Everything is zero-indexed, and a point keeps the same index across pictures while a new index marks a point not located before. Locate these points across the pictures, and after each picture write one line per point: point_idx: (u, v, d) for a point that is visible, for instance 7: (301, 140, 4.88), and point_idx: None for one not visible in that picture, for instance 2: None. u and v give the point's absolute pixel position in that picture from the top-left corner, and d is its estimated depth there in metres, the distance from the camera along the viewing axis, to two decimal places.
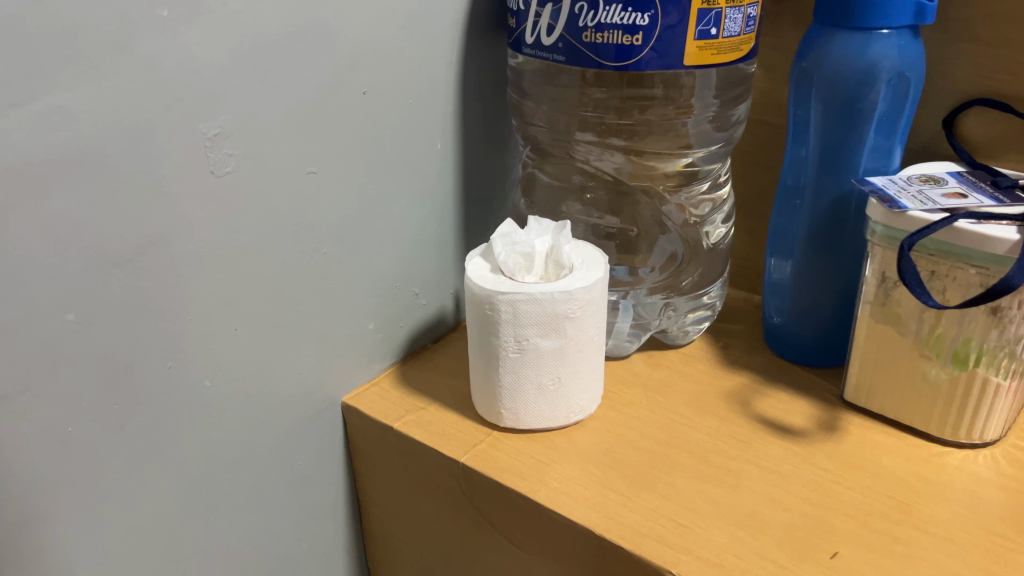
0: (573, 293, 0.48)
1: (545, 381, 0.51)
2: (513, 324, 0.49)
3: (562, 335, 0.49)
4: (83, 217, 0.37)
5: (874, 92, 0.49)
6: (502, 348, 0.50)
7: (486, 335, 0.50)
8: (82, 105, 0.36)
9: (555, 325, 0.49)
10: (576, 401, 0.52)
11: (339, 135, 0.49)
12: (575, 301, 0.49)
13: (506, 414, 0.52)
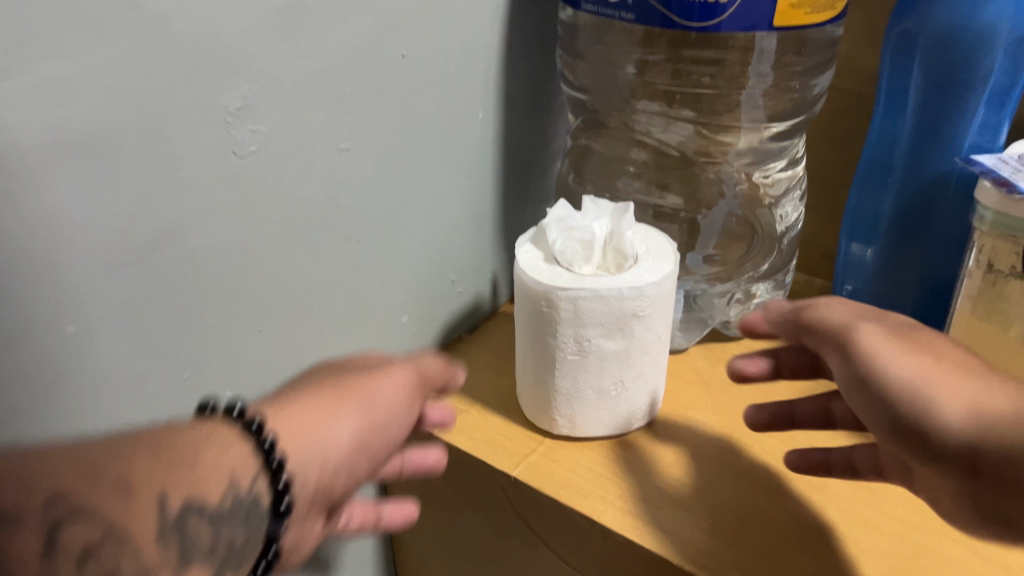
0: (642, 289, 0.42)
1: (606, 385, 0.45)
2: (574, 324, 0.43)
3: (626, 336, 0.44)
4: (86, 212, 0.31)
5: (989, 59, 0.43)
6: (560, 350, 0.44)
7: (542, 334, 0.44)
8: (84, 76, 0.29)
9: (619, 325, 0.43)
10: (638, 406, 0.47)
11: (375, 105, 0.42)
12: (641, 298, 0.43)
13: (561, 420, 0.46)
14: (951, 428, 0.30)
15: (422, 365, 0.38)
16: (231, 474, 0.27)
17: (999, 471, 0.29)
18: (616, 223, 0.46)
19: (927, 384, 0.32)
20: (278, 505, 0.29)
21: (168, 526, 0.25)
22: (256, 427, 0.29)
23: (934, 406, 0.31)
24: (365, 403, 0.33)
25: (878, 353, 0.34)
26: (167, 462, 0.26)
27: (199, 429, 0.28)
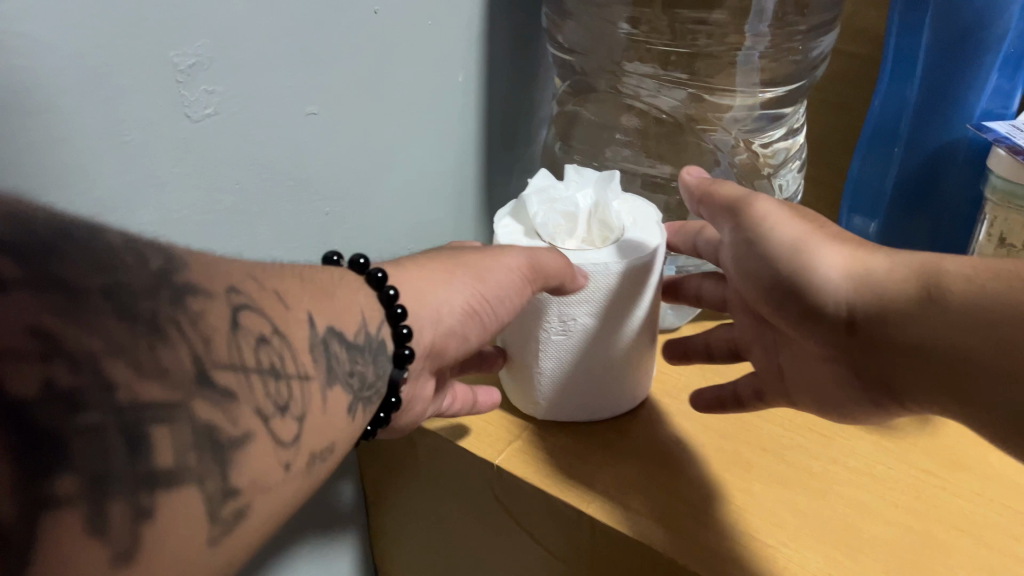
0: (632, 263, 0.39)
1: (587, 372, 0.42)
2: (559, 303, 0.39)
3: (611, 316, 0.41)
4: (15, 181, 0.28)
5: (1005, 17, 0.40)
6: (543, 331, 0.41)
7: (524, 314, 0.41)
8: (11, 26, 0.26)
9: (601, 307, 0.40)
10: (620, 393, 0.44)
11: (346, 66, 0.39)
12: (625, 275, 0.39)
13: (538, 403, 0.44)
14: (826, 280, 0.34)
15: (546, 259, 0.37)
16: (360, 316, 0.31)
17: (867, 322, 0.33)
18: (600, 193, 0.42)
19: (813, 244, 0.35)
20: (402, 347, 0.32)
21: (319, 342, 0.28)
22: (390, 294, 0.33)
23: (813, 261, 0.34)
24: (540, 277, 0.37)
25: (771, 218, 0.36)
26: (313, 278, 0.30)
27: (333, 270, 0.33)
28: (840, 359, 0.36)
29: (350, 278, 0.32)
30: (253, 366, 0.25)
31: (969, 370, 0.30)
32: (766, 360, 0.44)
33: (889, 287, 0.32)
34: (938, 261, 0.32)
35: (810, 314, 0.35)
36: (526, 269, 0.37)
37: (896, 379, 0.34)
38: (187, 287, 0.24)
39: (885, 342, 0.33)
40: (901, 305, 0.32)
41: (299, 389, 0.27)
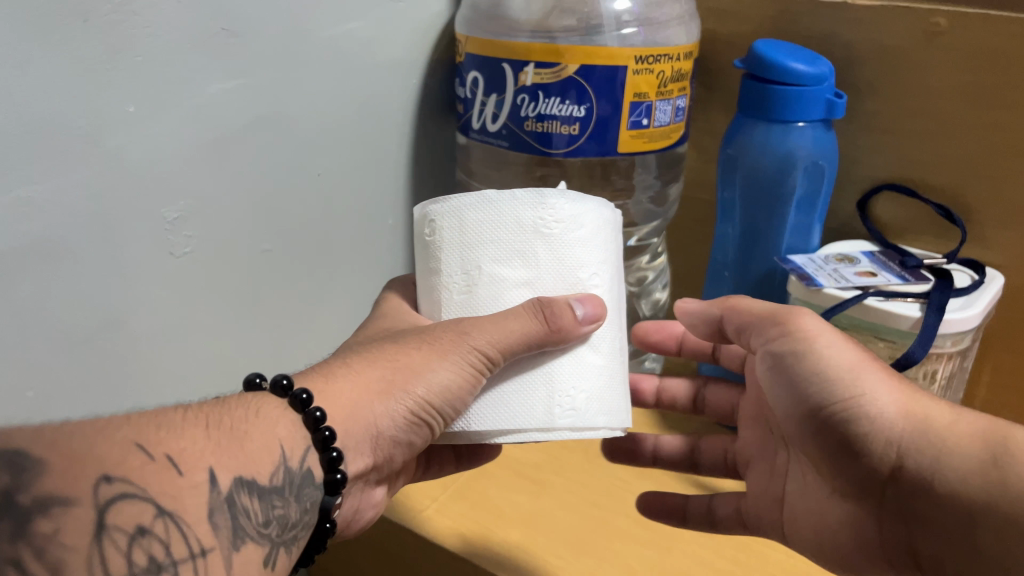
0: (546, 198, 0.38)
1: (551, 390, 0.38)
2: (465, 243, 0.39)
3: (579, 306, 0.38)
4: (46, 300, 0.40)
5: (794, 178, 0.54)
6: (450, 287, 0.40)
7: (431, 271, 0.40)
8: (52, 196, 0.38)
9: (523, 247, 0.38)
10: (590, 404, 0.38)
11: (294, 213, 0.52)
12: (559, 205, 0.38)
13: (479, 428, 0.38)
14: (885, 418, 0.37)
15: (521, 320, 0.37)
16: (280, 446, 0.35)
17: (918, 465, 0.36)
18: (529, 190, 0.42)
19: (872, 376, 0.38)
20: (332, 474, 0.37)
21: (220, 501, 0.32)
22: (316, 418, 0.36)
23: (868, 395, 0.38)
24: (501, 344, 0.37)
25: (822, 339, 0.40)
26: (223, 422, 0.34)
27: (252, 403, 0.36)
28: (864, 492, 0.40)
29: (275, 413, 0.36)
30: (123, 570, 0.28)
31: (1017, 547, 0.34)
32: (767, 483, 0.48)
33: (950, 444, 0.36)
34: (1001, 428, 0.36)
35: (852, 451, 0.39)
36: (500, 322, 0.37)
37: (921, 529, 0.38)
38: (39, 504, 0.27)
39: (925, 486, 0.36)
40: (960, 460, 0.36)
41: (194, 564, 0.30)
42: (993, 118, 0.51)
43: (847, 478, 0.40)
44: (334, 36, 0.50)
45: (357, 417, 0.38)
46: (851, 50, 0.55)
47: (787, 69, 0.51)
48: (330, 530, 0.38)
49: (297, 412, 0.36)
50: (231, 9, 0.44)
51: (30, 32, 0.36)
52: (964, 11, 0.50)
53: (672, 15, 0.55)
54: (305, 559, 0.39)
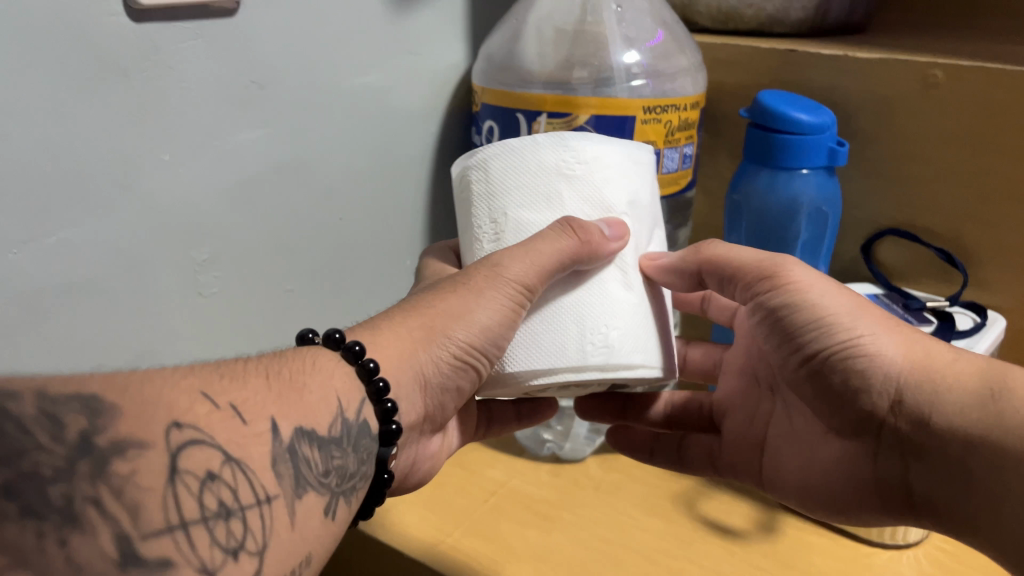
0: (567, 141, 0.41)
1: (583, 327, 0.39)
2: (493, 191, 0.42)
3: (605, 227, 0.41)
4: (80, 335, 0.42)
5: (798, 223, 0.57)
6: (482, 237, 0.42)
7: (467, 225, 0.43)
8: (90, 238, 0.41)
9: (547, 188, 0.41)
10: (625, 338, 0.40)
11: (314, 255, 0.54)
12: (581, 144, 0.41)
13: (518, 372, 0.40)
14: (880, 358, 0.39)
15: (552, 240, 0.39)
16: (336, 399, 0.37)
17: (916, 400, 0.38)
18: None
19: (869, 321, 0.41)
20: (388, 425, 0.38)
21: (283, 452, 0.33)
22: (370, 368, 0.38)
23: (863, 336, 0.40)
24: (537, 269, 0.39)
25: (813, 288, 0.42)
26: (282, 374, 0.35)
27: (308, 356, 0.38)
28: (861, 431, 0.42)
29: (331, 364, 0.38)
30: (196, 515, 0.28)
31: (1004, 478, 0.35)
32: (745, 429, 0.54)
33: (943, 378, 0.38)
34: (994, 366, 0.38)
35: (847, 390, 0.41)
36: (532, 246, 0.39)
37: (914, 465, 0.40)
38: (114, 447, 0.27)
39: (922, 420, 0.38)
40: (956, 393, 0.38)
41: (261, 509, 0.31)
42: (987, 166, 0.53)
43: (843, 418, 0.42)
44: (354, 86, 0.53)
45: (405, 369, 0.40)
46: (850, 100, 0.57)
47: (790, 119, 0.53)
48: (389, 482, 0.40)
49: (350, 361, 0.38)
50: (260, 63, 0.47)
51: (73, 85, 0.38)
52: (958, 64, 0.53)
53: (680, 68, 0.58)
54: (364, 514, 0.40)
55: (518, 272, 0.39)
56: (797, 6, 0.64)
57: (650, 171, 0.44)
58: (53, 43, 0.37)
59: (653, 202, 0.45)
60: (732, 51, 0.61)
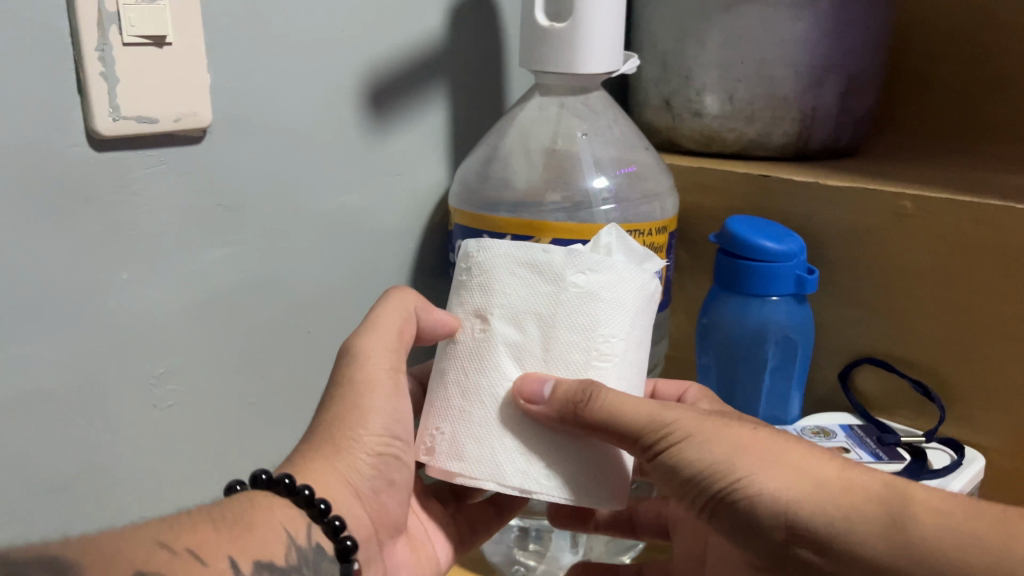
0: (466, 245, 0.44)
1: (468, 431, 0.41)
2: None
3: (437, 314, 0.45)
4: (28, 449, 0.43)
5: (766, 348, 0.56)
6: None
7: None
8: (42, 354, 0.42)
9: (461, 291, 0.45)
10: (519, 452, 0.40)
11: (281, 370, 0.55)
12: (501, 245, 0.42)
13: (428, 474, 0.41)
14: (768, 498, 0.37)
15: (390, 316, 0.45)
16: (284, 530, 0.38)
17: (813, 536, 0.36)
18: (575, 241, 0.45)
19: (748, 455, 0.38)
20: (342, 541, 0.39)
21: None
22: (307, 496, 0.39)
23: (746, 477, 0.37)
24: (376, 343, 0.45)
25: (694, 434, 0.39)
26: (227, 516, 0.37)
27: (241, 501, 0.39)
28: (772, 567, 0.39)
29: (269, 500, 0.39)
30: None
31: None
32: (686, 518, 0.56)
33: (838, 510, 0.36)
34: (889, 484, 0.36)
35: (747, 529, 0.38)
36: (378, 321, 0.45)
37: None
38: None
39: (823, 553, 0.36)
40: (858, 528, 0.35)
41: None
42: (962, 300, 0.52)
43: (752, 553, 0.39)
44: (327, 207, 0.55)
45: (332, 473, 0.41)
46: (824, 228, 0.57)
47: (757, 246, 0.53)
48: None
49: (285, 492, 0.39)
50: (228, 188, 0.49)
51: (33, 211, 0.41)
52: (927, 197, 0.52)
53: (652, 190, 0.59)
54: None
55: (365, 345, 0.44)
56: (779, 131, 0.65)
57: (612, 272, 0.41)
58: (11, 171, 0.40)
59: (620, 305, 0.40)
60: (713, 175, 0.62)
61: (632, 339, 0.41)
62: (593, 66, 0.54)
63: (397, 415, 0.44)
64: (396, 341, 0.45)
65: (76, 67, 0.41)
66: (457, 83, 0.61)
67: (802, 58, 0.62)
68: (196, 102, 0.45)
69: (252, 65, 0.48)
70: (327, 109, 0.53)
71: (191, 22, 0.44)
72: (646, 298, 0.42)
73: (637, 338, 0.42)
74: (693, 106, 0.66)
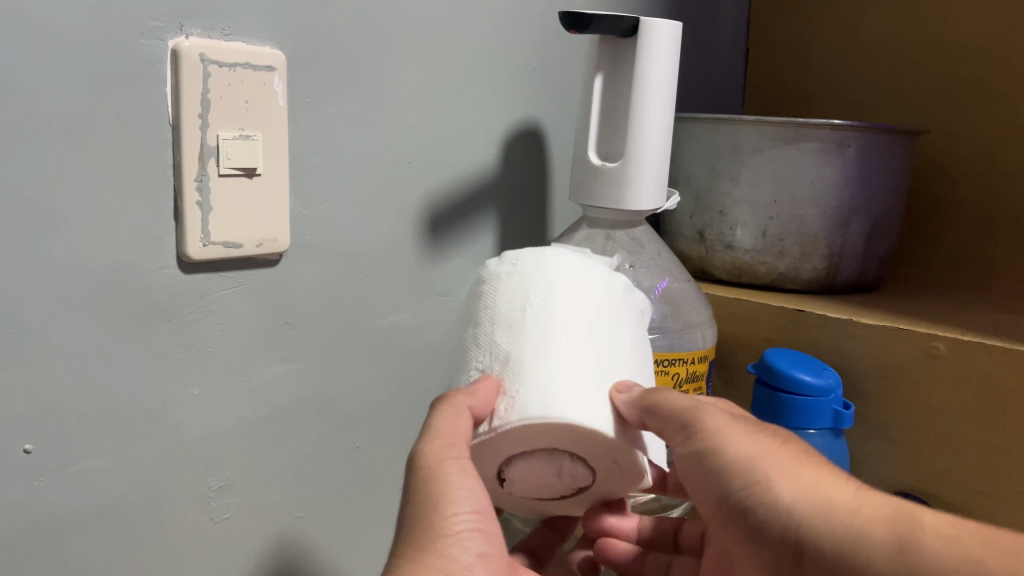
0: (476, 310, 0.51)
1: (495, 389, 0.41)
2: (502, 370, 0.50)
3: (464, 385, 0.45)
4: (88, 560, 0.43)
5: None
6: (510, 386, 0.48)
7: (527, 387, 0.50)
8: (110, 466, 0.43)
9: None
10: (541, 384, 0.39)
11: (329, 483, 0.56)
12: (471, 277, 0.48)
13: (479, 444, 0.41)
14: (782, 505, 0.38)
15: (442, 420, 0.40)
16: None
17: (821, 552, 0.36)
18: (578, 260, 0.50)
19: (777, 463, 0.39)
20: None
21: None
22: None
23: (767, 482, 0.38)
24: (435, 441, 0.41)
25: (728, 432, 0.41)
26: None
27: None
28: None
29: None
30: None
31: None
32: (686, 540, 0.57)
33: (856, 519, 0.36)
34: (917, 512, 0.36)
35: (763, 535, 0.39)
36: (433, 427, 0.41)
37: None
38: None
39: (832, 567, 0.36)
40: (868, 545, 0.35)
41: None
42: (990, 438, 0.54)
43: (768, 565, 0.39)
44: (382, 326, 0.57)
45: None
46: (857, 363, 0.60)
47: (795, 380, 0.55)
48: None
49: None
50: (295, 307, 0.51)
51: (121, 328, 0.43)
52: (956, 338, 0.54)
53: (692, 321, 0.61)
54: None
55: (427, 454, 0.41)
56: (809, 266, 0.68)
57: (533, 260, 0.45)
58: (104, 291, 0.42)
59: (542, 275, 0.44)
60: (748, 307, 0.65)
61: (566, 295, 0.43)
62: (643, 200, 0.57)
63: (478, 494, 0.40)
64: (451, 442, 0.40)
65: (175, 195, 0.43)
66: (506, 210, 0.64)
67: (829, 199, 0.66)
68: (276, 227, 0.48)
69: (325, 192, 0.51)
70: (388, 231, 0.56)
71: (277, 155, 0.47)
72: (583, 272, 0.45)
73: (576, 295, 0.43)
74: (725, 238, 0.70)
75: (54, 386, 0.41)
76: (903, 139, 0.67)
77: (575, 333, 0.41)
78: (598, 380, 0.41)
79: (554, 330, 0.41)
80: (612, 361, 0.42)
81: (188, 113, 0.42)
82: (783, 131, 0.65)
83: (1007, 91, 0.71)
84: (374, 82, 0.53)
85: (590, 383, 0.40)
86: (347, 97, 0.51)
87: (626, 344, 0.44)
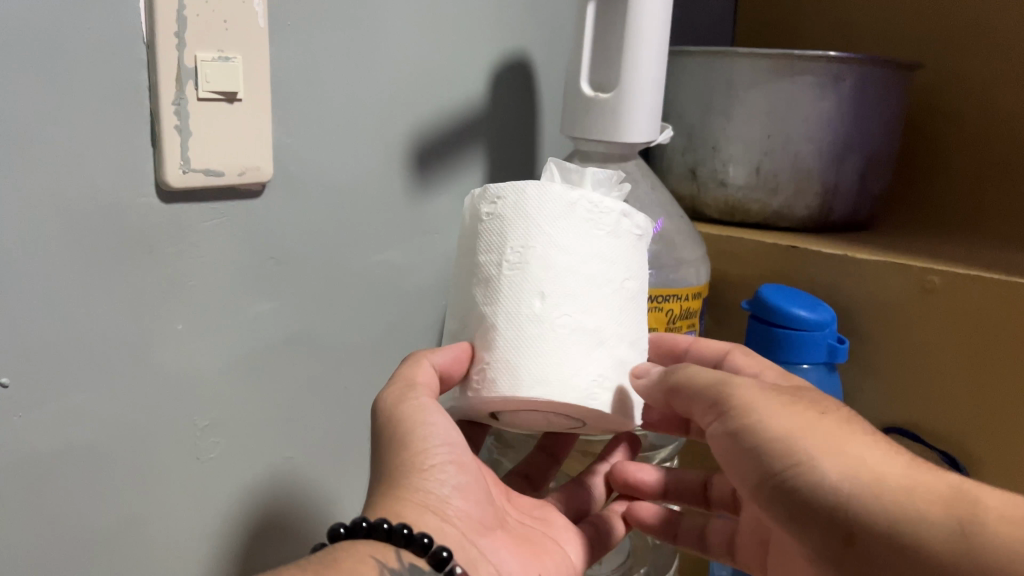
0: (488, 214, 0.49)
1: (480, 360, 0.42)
2: None
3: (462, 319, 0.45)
4: (71, 499, 0.42)
5: None
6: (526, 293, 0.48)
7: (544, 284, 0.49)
8: (92, 402, 0.42)
9: None
10: (514, 364, 0.41)
11: (317, 424, 0.55)
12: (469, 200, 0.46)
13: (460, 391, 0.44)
14: (823, 480, 0.37)
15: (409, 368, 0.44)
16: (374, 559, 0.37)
17: (870, 529, 0.35)
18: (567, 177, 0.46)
19: (818, 436, 0.38)
20: (438, 551, 0.39)
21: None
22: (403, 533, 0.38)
23: (807, 458, 0.38)
24: (398, 392, 0.44)
25: (761, 408, 0.41)
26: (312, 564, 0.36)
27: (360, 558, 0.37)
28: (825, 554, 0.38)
29: (370, 547, 0.38)
30: None
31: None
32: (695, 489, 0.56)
33: (908, 496, 0.35)
34: (972, 487, 0.35)
35: (803, 512, 0.38)
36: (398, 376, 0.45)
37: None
38: None
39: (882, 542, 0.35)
40: (925, 520, 0.34)
41: None
42: (986, 374, 0.54)
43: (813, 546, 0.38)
44: (369, 264, 0.55)
45: (409, 504, 0.41)
46: (852, 299, 0.59)
47: (789, 314, 0.55)
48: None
49: (364, 536, 0.39)
50: (280, 243, 0.49)
51: (99, 259, 0.41)
52: (954, 273, 0.54)
53: (686, 258, 0.60)
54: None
55: (388, 400, 0.44)
56: (802, 204, 0.67)
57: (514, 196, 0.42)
58: (81, 221, 0.40)
59: (518, 227, 0.42)
60: (743, 244, 0.64)
61: (546, 244, 0.41)
62: (637, 133, 0.56)
63: (446, 428, 0.43)
64: (410, 384, 0.44)
65: (152, 118, 0.41)
66: (495, 145, 0.63)
67: (824, 136, 0.65)
68: (259, 157, 0.46)
69: (311, 123, 0.49)
70: (374, 167, 0.54)
71: (259, 80, 0.45)
72: (567, 207, 0.41)
73: (557, 241, 0.41)
74: (718, 175, 0.68)
75: (31, 319, 0.39)
76: (900, 75, 0.66)
77: (551, 296, 0.41)
78: (579, 349, 0.41)
79: (530, 293, 0.41)
80: (597, 308, 0.41)
81: (164, 32, 0.40)
82: (778, 65, 0.63)
83: (1004, 27, 0.70)
84: (359, 8, 0.50)
85: (567, 357, 0.40)
86: (332, 22, 0.49)
87: (617, 276, 0.42)
